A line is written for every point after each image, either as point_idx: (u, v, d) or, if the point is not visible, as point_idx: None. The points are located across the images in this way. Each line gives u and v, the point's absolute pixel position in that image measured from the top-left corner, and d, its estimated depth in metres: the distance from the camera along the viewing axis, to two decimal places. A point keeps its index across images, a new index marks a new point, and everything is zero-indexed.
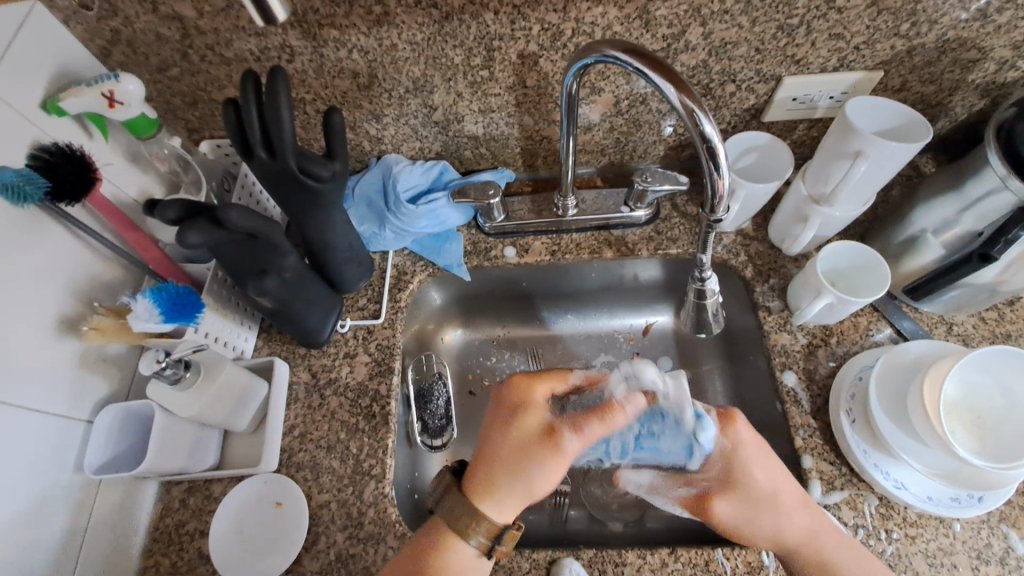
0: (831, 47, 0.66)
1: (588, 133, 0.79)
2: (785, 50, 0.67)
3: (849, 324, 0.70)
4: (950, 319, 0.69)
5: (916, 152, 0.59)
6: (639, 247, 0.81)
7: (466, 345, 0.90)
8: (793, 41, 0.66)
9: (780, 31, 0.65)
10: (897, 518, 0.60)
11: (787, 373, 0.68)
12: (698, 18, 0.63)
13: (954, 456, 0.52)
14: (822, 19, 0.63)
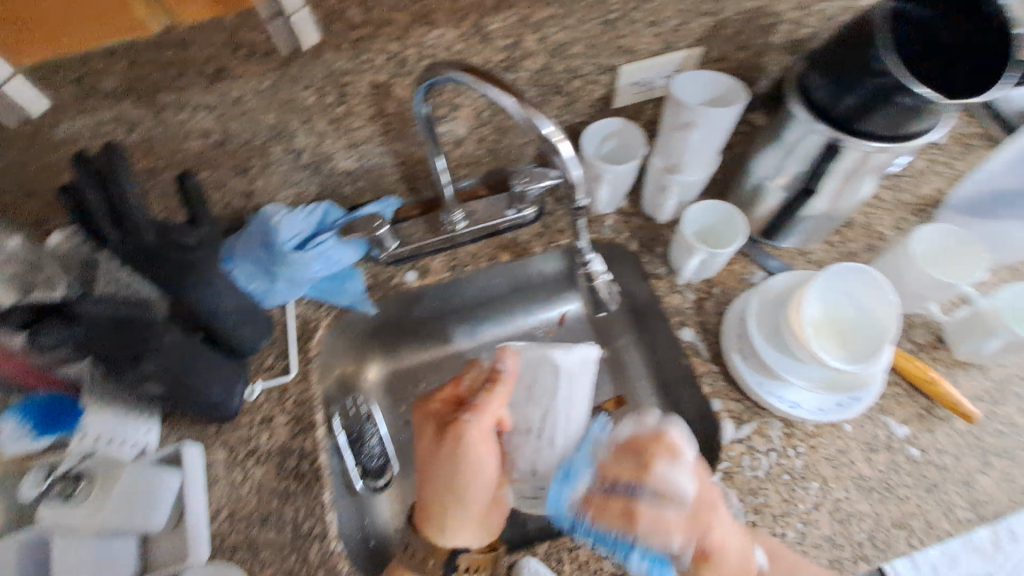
0: (653, 33, 0.73)
1: (460, 147, 0.82)
2: (614, 42, 0.73)
3: (727, 274, 0.77)
4: (806, 248, 0.79)
5: (737, 114, 0.66)
6: (533, 245, 0.85)
7: (391, 377, 0.90)
8: (619, 34, 0.72)
9: (606, 26, 0.70)
10: (800, 434, 0.66)
11: (684, 329, 0.74)
12: (530, 27, 0.67)
13: (827, 364, 0.59)
14: (637, 11, 0.70)
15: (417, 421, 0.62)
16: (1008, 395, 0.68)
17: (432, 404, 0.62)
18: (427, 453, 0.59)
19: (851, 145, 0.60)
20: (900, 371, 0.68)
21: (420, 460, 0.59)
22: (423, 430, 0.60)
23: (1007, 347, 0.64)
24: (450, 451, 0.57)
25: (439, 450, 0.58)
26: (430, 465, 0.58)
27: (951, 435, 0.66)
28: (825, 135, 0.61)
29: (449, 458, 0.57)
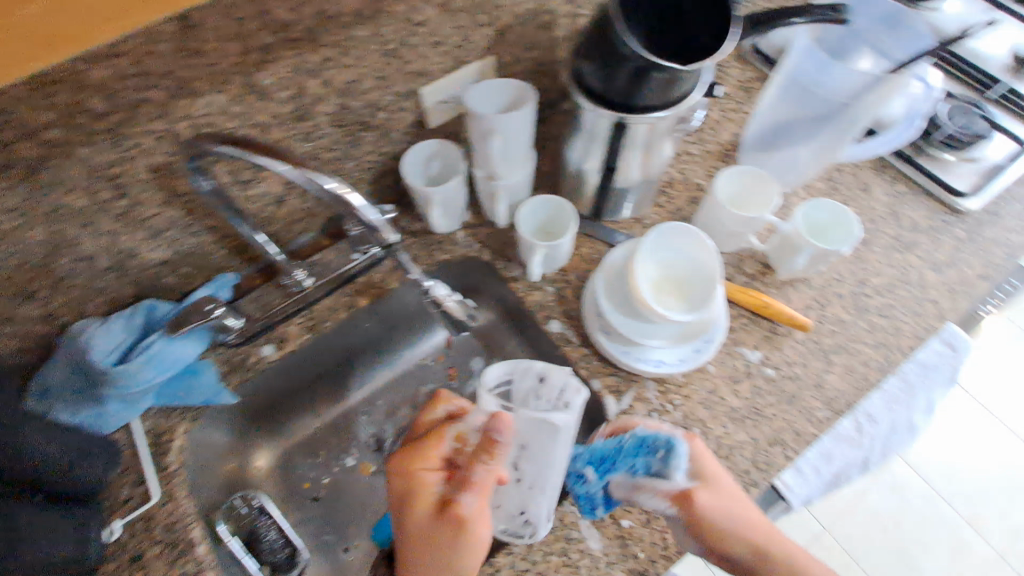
0: (439, 52, 0.73)
1: (283, 206, 0.77)
2: (405, 69, 0.71)
3: (577, 259, 0.80)
4: (639, 215, 0.84)
5: (531, 114, 0.68)
6: (389, 281, 0.83)
7: (286, 455, 0.87)
8: (405, 60, 0.70)
9: (388, 56, 0.68)
10: (673, 388, 0.70)
11: (552, 321, 0.76)
12: (306, 74, 0.63)
13: (673, 322, 0.64)
14: (415, 36, 0.68)
15: (405, 495, 0.59)
16: (831, 298, 0.76)
17: (419, 478, 0.58)
18: (424, 534, 0.57)
19: (639, 118, 0.64)
20: (740, 304, 0.75)
21: (415, 539, 0.57)
22: (415, 509, 0.58)
23: (814, 260, 0.71)
24: (453, 536, 0.55)
25: (440, 529, 0.56)
26: (426, 543, 0.56)
27: (796, 347, 0.73)
28: (613, 117, 0.65)
29: (449, 541, 0.55)
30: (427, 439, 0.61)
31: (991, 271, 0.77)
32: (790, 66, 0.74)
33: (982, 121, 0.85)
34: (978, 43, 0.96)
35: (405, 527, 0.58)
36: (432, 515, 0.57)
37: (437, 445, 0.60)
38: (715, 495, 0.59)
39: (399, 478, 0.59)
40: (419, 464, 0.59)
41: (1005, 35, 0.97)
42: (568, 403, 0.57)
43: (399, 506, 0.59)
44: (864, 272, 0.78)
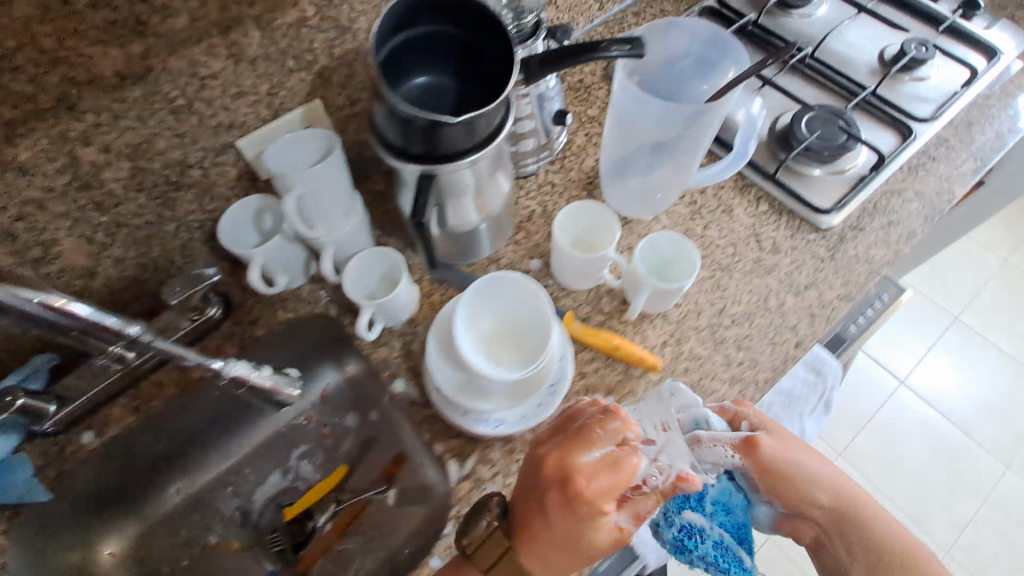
0: (247, 103, 0.67)
1: (97, 277, 0.70)
2: (206, 124, 0.65)
3: (428, 308, 0.76)
4: (496, 254, 0.80)
5: (333, 166, 0.62)
6: (226, 349, 0.75)
7: (145, 538, 0.81)
8: (204, 115, 0.64)
9: (178, 114, 0.62)
10: (519, 445, 0.66)
11: (396, 381, 0.72)
12: (73, 142, 0.58)
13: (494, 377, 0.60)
14: (207, 90, 0.62)
15: (567, 526, 0.53)
16: (688, 332, 0.73)
17: (602, 512, 0.53)
18: (583, 553, 0.55)
19: (447, 166, 0.59)
20: (593, 346, 0.71)
21: (564, 555, 0.55)
22: (598, 533, 0.54)
23: (656, 297, 0.67)
24: (608, 551, 0.56)
25: (598, 551, 0.55)
26: (560, 562, 0.56)
27: (649, 389, 0.70)
28: (419, 169, 0.59)
29: (591, 560, 0.56)
30: (626, 469, 0.53)
31: (852, 291, 0.75)
32: (617, 103, 0.71)
33: (844, 134, 0.82)
34: (843, 51, 0.94)
35: (541, 547, 0.56)
36: (587, 547, 0.54)
37: (599, 487, 0.53)
38: (782, 445, 0.63)
39: (571, 520, 0.53)
40: (599, 505, 0.53)
41: (870, 36, 0.95)
42: (705, 444, 0.61)
43: (555, 531, 0.54)
44: (724, 301, 0.74)
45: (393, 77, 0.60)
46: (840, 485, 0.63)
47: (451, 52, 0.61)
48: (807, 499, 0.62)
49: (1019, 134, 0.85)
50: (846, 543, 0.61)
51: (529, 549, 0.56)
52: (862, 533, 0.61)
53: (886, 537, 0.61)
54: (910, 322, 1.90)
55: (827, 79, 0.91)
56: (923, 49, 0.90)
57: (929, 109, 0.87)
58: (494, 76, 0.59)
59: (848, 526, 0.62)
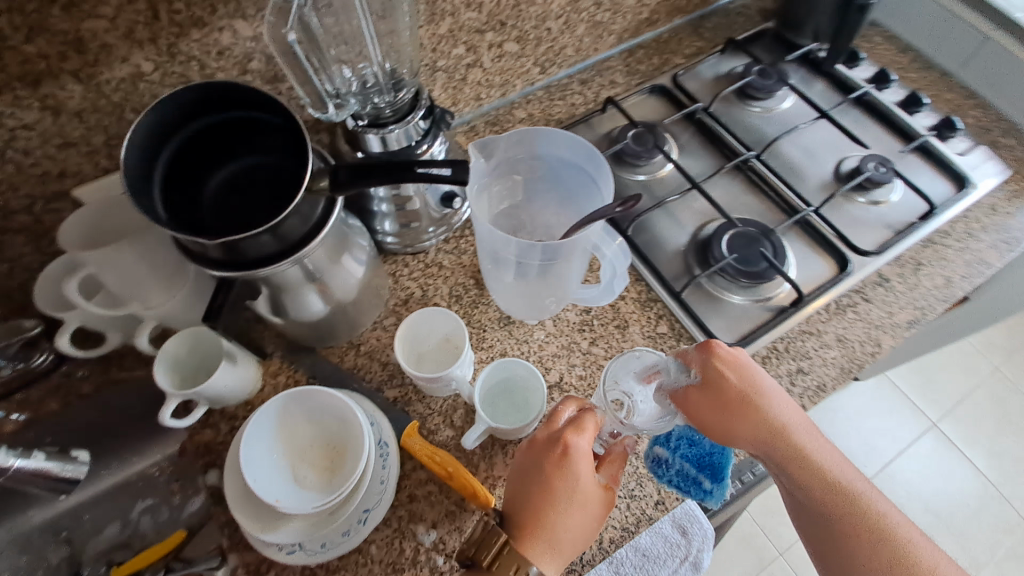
0: (77, 154, 0.60)
1: None
2: (26, 173, 0.59)
3: (268, 390, 0.69)
4: (358, 339, 0.72)
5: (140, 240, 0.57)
6: (46, 402, 0.71)
7: None
8: (20, 164, 0.58)
9: None
10: (320, 571, 0.58)
11: (211, 471, 0.66)
12: None
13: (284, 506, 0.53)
14: (19, 140, 0.56)
15: (562, 479, 0.55)
16: None
17: (587, 462, 0.56)
18: (582, 511, 0.55)
19: (259, 272, 0.51)
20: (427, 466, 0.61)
21: (569, 517, 0.54)
22: (589, 484, 0.56)
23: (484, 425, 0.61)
24: (601, 508, 0.57)
25: (597, 502, 0.56)
26: (565, 534, 0.54)
27: None
28: (219, 275, 0.50)
29: (595, 518, 0.56)
30: (597, 419, 0.58)
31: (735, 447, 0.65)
32: (477, 225, 0.58)
33: (765, 261, 0.72)
34: (795, 159, 0.84)
35: (558, 531, 0.54)
36: (587, 511, 0.55)
37: (582, 449, 0.56)
38: (736, 373, 0.59)
39: (569, 472, 0.55)
40: (584, 453, 0.56)
41: (828, 146, 0.85)
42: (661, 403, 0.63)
43: (557, 492, 0.54)
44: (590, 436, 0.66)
45: (184, 198, 0.52)
46: (794, 421, 0.59)
47: (263, 135, 0.54)
48: (738, 438, 0.58)
49: (971, 284, 0.75)
50: (799, 475, 0.57)
51: (549, 542, 0.53)
52: (808, 462, 0.57)
53: (830, 466, 0.57)
54: (885, 421, 1.75)
55: (770, 188, 0.81)
56: (882, 171, 0.80)
57: (877, 239, 0.77)
58: (296, 148, 0.51)
59: (794, 458, 0.57)
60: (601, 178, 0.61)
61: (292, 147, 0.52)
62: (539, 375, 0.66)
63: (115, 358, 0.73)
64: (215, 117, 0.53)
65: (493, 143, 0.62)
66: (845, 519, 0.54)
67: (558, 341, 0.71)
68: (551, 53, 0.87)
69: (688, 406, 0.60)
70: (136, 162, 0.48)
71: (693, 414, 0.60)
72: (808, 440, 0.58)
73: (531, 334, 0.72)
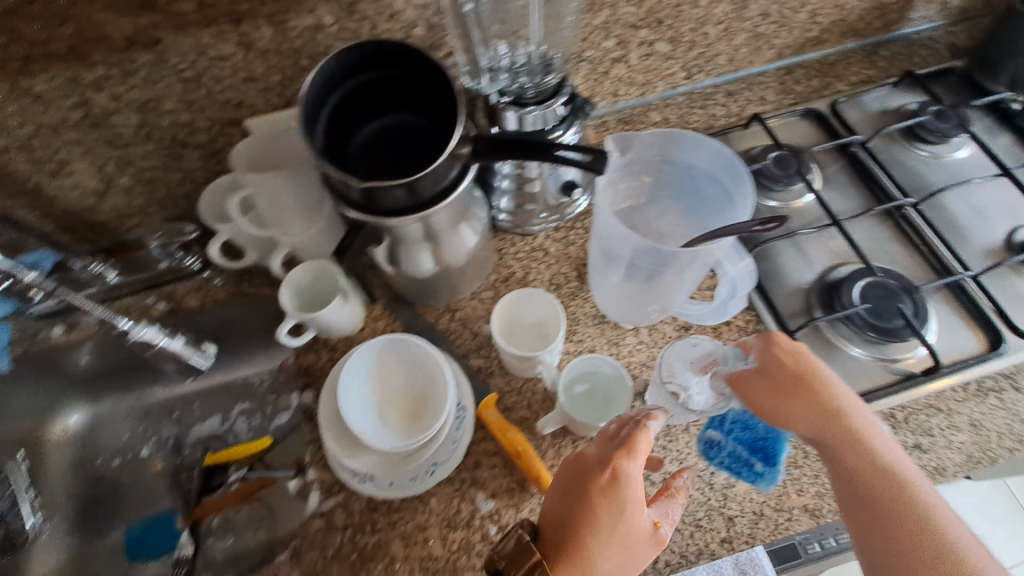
0: (256, 89, 0.68)
1: (103, 201, 0.76)
2: (213, 98, 0.68)
3: (366, 332, 0.73)
4: (455, 304, 0.74)
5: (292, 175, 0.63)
6: (187, 299, 0.81)
7: (83, 434, 0.87)
8: (211, 90, 0.67)
9: (186, 84, 0.65)
10: (383, 509, 0.61)
11: (307, 391, 0.72)
12: (88, 87, 0.63)
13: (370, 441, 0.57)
14: (215, 68, 0.65)
15: (606, 504, 0.50)
16: None
17: (636, 490, 0.51)
18: (627, 545, 0.50)
19: (388, 220, 0.54)
20: (498, 441, 0.63)
21: (609, 548, 0.49)
22: (637, 515, 0.51)
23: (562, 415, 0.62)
24: (649, 548, 0.51)
25: (643, 541, 0.51)
26: (605, 567, 0.49)
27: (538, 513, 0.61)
28: (360, 218, 0.54)
29: (639, 556, 0.51)
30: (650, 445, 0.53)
31: (823, 507, 0.60)
32: (598, 214, 0.59)
33: (901, 319, 0.65)
34: (959, 217, 0.75)
35: (597, 558, 0.49)
36: (630, 545, 0.50)
37: (634, 470, 0.52)
38: (794, 356, 0.56)
39: (615, 497, 0.50)
40: (632, 479, 0.51)
41: (1002, 209, 0.75)
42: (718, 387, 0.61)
43: (599, 519, 0.49)
44: (664, 456, 0.63)
45: (337, 138, 0.57)
46: (857, 414, 0.54)
47: (416, 96, 0.57)
48: (792, 422, 0.55)
49: None
50: (857, 469, 0.52)
51: (583, 567, 0.49)
52: (870, 457, 0.52)
53: (895, 465, 0.51)
54: (991, 528, 1.52)
55: (922, 242, 0.73)
56: None
57: None
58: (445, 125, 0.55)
59: (853, 450, 0.52)
60: (735, 203, 0.59)
61: (440, 119, 0.56)
62: (625, 375, 0.65)
63: (247, 274, 0.82)
64: (379, 70, 0.55)
65: (632, 140, 0.60)
66: (907, 524, 0.48)
67: (650, 350, 0.69)
68: (702, 59, 0.84)
69: (740, 385, 0.58)
70: (312, 95, 0.52)
71: (745, 391, 0.57)
72: (868, 428, 0.53)
73: (623, 337, 0.70)
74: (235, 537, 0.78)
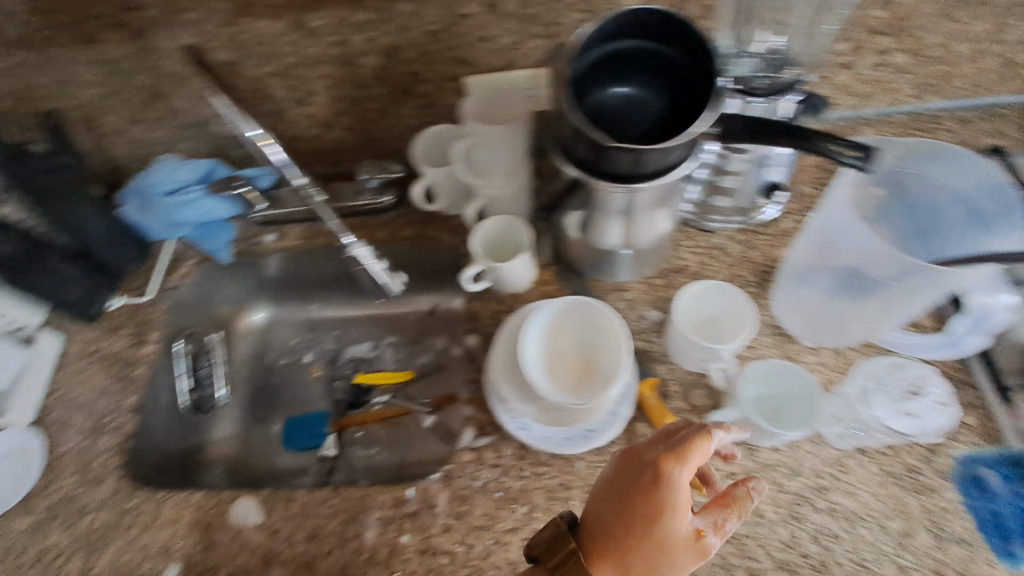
0: (485, 48, 0.73)
1: (328, 132, 0.86)
2: (447, 52, 0.74)
3: (534, 293, 0.76)
4: (625, 284, 0.75)
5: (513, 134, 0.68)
6: (376, 232, 0.90)
7: (265, 330, 0.99)
8: (447, 44, 0.73)
9: (429, 36, 0.72)
10: (531, 459, 0.64)
11: (472, 335, 0.75)
12: (351, 28, 0.71)
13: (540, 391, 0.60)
14: (459, 25, 0.70)
15: (644, 505, 0.48)
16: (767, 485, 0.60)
17: (681, 497, 0.48)
18: (664, 549, 0.48)
19: (601, 183, 0.56)
20: (653, 427, 0.63)
21: (643, 548, 0.48)
22: (679, 522, 0.48)
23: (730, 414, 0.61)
24: (689, 557, 0.48)
25: (683, 549, 0.48)
26: (637, 566, 0.48)
27: None
28: (576, 174, 0.57)
29: (678, 563, 0.48)
30: (704, 454, 0.49)
31: None
32: (826, 212, 0.61)
33: None
34: None
35: (630, 557, 0.48)
36: (669, 550, 0.48)
37: (682, 475, 0.48)
38: None
39: (657, 499, 0.48)
40: (678, 486, 0.48)
41: None
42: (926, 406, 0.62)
43: (635, 519, 0.48)
44: (833, 485, 0.60)
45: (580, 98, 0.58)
46: None
47: (663, 76, 0.58)
48: None
49: None
50: None
51: (616, 564, 0.48)
52: None
53: None
54: None
55: None
56: None
57: None
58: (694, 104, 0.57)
59: None
60: (998, 228, 0.58)
61: (686, 101, 0.57)
62: (821, 396, 0.62)
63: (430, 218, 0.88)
64: (631, 41, 0.57)
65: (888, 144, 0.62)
66: None
67: (826, 373, 0.65)
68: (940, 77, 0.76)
69: None
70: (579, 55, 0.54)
71: None
72: None
73: (799, 353, 0.66)
74: (378, 449, 0.88)
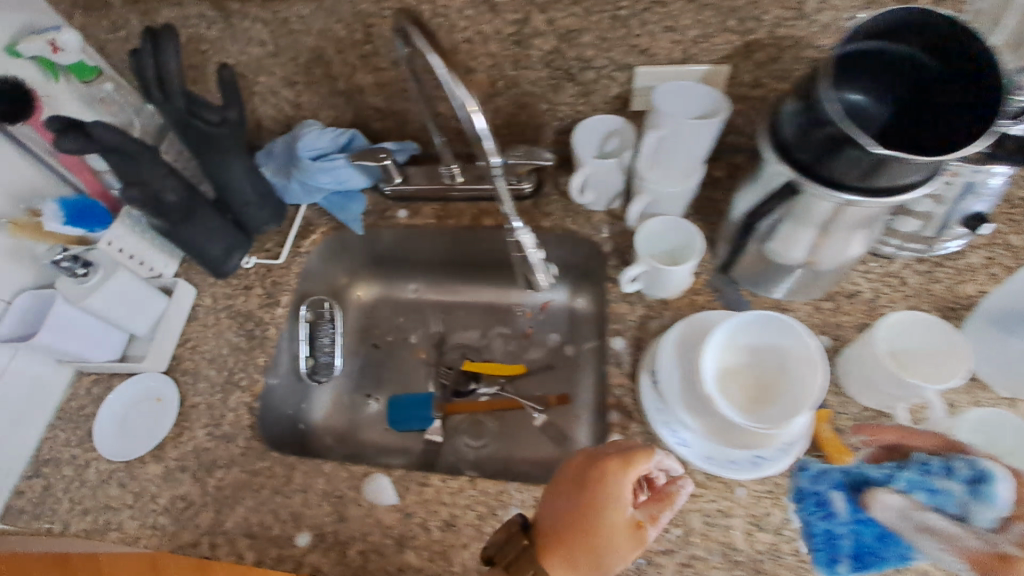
0: (669, 40, 0.69)
1: None
2: (627, 39, 0.70)
3: (685, 301, 0.72)
4: (788, 304, 0.70)
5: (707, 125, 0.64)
6: None
7: (377, 305, 0.99)
8: (631, 32, 0.69)
9: (615, 21, 0.68)
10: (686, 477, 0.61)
11: (618, 338, 0.71)
12: (535, 7, 0.69)
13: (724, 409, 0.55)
14: (650, 12, 0.67)
15: (586, 504, 0.50)
16: None
17: (620, 500, 0.50)
18: (598, 545, 0.50)
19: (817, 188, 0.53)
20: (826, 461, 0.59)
21: (590, 546, 0.50)
22: (610, 521, 0.49)
23: None
24: (626, 551, 0.50)
25: (621, 544, 0.50)
26: (580, 560, 0.50)
27: None
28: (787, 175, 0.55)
29: (616, 558, 0.50)
30: (648, 462, 0.50)
31: None
32: None
33: None
34: None
35: (574, 552, 0.50)
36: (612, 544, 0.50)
37: (625, 481, 0.50)
38: None
39: (590, 500, 0.50)
40: (614, 490, 0.50)
41: None
42: None
43: (587, 521, 0.50)
44: None
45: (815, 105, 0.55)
46: None
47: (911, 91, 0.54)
48: None
49: None
50: None
51: (568, 559, 0.51)
52: None
53: None
54: None
55: None
56: None
57: None
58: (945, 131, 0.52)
59: None
60: None
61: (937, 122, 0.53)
62: None
63: (569, 211, 0.86)
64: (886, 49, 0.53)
65: None
66: None
67: None
68: None
69: None
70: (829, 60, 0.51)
71: None
72: None
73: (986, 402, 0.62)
74: (486, 441, 0.85)
